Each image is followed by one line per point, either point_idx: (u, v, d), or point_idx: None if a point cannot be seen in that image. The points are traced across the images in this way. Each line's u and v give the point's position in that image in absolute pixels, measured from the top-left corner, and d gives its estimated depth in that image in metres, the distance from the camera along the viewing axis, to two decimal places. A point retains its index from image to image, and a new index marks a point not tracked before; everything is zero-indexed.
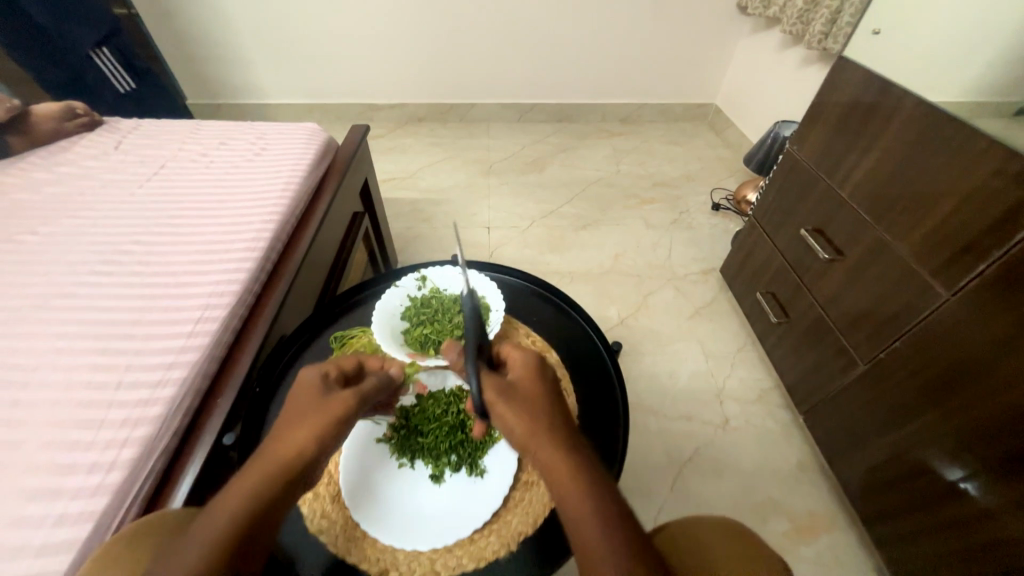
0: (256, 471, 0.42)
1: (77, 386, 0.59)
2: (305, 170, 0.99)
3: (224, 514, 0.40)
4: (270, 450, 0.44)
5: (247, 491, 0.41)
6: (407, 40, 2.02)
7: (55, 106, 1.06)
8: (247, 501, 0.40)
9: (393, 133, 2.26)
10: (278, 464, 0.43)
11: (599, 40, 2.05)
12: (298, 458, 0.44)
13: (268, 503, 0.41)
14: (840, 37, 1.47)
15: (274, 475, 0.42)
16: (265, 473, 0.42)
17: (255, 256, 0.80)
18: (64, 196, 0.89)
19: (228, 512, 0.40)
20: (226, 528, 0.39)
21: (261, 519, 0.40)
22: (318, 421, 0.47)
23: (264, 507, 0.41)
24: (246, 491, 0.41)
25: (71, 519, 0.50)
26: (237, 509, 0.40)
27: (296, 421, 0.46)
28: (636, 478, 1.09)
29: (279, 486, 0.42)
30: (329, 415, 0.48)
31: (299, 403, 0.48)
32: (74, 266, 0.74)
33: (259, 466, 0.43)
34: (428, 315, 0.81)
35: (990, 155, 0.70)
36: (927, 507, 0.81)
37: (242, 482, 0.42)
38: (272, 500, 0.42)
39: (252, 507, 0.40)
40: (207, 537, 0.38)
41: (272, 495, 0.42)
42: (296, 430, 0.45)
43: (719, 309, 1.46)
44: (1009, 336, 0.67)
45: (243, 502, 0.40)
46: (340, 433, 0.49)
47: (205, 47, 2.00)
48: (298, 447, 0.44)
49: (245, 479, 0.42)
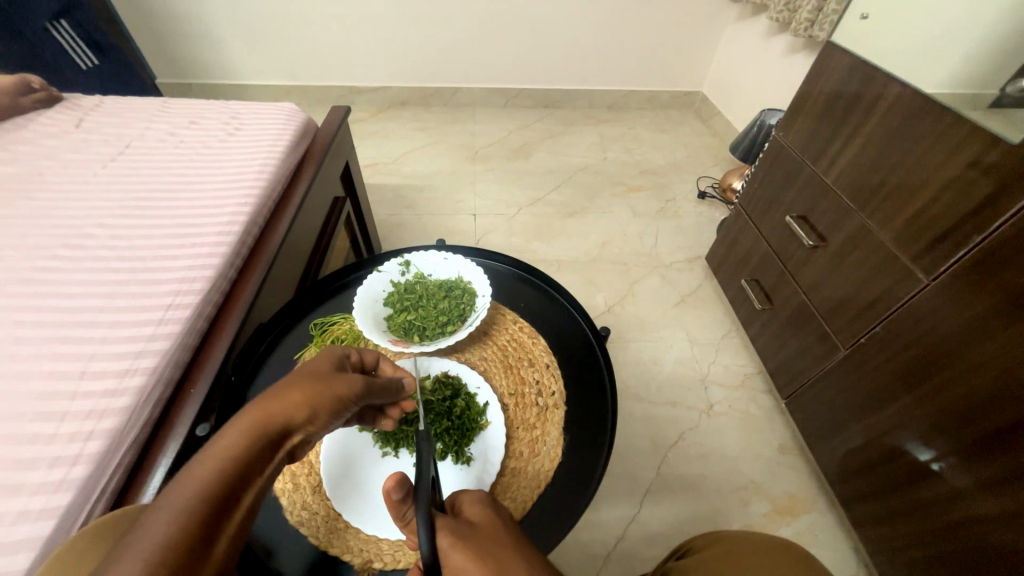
0: (249, 423, 0.41)
1: (37, 376, 0.56)
2: (282, 151, 0.95)
3: (211, 460, 0.37)
4: (265, 406, 0.43)
5: (237, 440, 0.39)
6: (390, 20, 1.95)
7: (8, 79, 0.99)
8: (237, 448, 0.39)
9: (376, 117, 2.20)
10: (270, 419, 0.42)
11: (587, 24, 2.01)
12: (291, 418, 0.43)
13: (255, 456, 0.39)
14: (826, 25, 1.47)
15: (265, 429, 0.41)
16: (258, 423, 0.41)
17: (230, 241, 0.76)
18: (20, 176, 0.83)
19: (216, 456, 0.38)
20: (212, 472, 0.36)
21: (247, 469, 0.38)
22: (317, 388, 0.46)
23: (251, 457, 0.39)
24: (236, 440, 0.39)
25: (33, 516, 0.47)
26: (224, 455, 0.38)
27: (294, 385, 0.46)
28: (623, 464, 1.10)
29: (267, 442, 0.41)
30: (325, 391, 0.47)
31: (303, 373, 0.48)
32: (32, 251, 0.70)
33: (251, 418, 0.41)
34: (413, 301, 0.79)
35: (973, 142, 0.70)
36: (902, 487, 0.83)
37: (233, 431, 0.40)
38: (259, 454, 0.39)
39: (241, 454, 0.38)
40: (191, 479, 0.36)
41: (259, 448, 0.40)
42: (293, 391, 0.45)
43: (704, 296, 1.47)
44: (983, 320, 0.68)
45: (233, 450, 0.38)
46: (327, 410, 0.46)
47: (174, 22, 1.89)
48: (293, 407, 0.44)
49: (236, 429, 0.40)
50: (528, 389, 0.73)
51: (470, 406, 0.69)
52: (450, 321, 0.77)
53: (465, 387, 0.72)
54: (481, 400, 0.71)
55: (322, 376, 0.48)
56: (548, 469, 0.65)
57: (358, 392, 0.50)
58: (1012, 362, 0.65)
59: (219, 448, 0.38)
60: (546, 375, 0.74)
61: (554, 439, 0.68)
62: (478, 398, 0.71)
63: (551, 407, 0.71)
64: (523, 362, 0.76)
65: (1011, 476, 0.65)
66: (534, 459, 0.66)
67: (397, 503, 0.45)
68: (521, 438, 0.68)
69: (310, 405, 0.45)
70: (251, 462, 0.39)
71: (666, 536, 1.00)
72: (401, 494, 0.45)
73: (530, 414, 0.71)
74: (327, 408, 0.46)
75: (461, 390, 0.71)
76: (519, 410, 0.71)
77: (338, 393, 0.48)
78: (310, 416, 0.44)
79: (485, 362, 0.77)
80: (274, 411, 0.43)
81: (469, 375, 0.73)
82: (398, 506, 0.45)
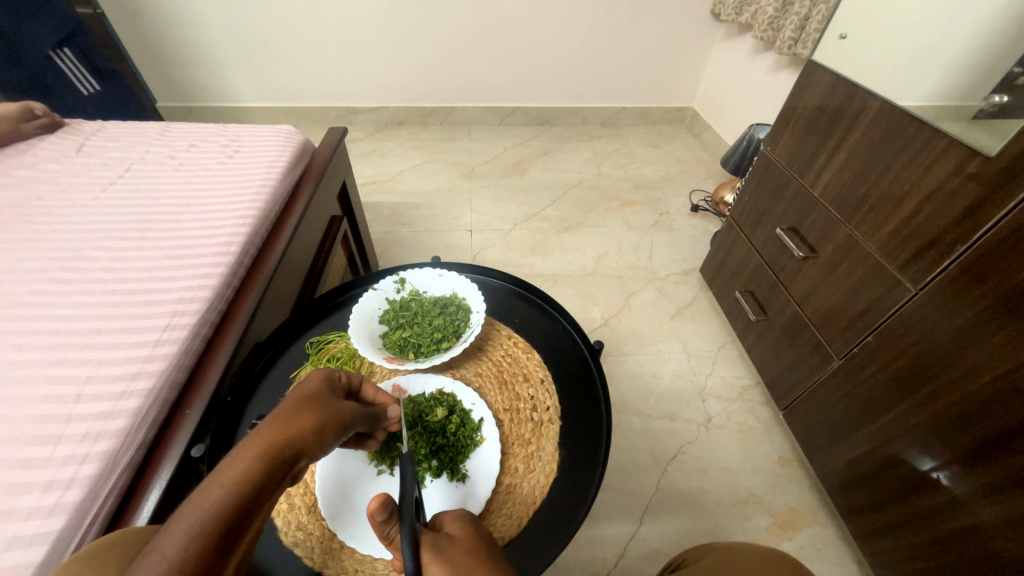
0: (255, 449, 0.41)
1: (32, 401, 0.56)
2: (280, 172, 0.97)
3: (221, 485, 0.38)
4: (269, 431, 0.43)
5: (248, 464, 0.40)
6: (385, 43, 2.01)
7: (11, 105, 1.01)
8: (247, 474, 0.39)
9: (373, 137, 2.24)
10: (279, 443, 0.43)
11: (577, 44, 2.07)
12: (297, 444, 0.44)
13: (264, 480, 0.40)
14: (808, 43, 1.51)
15: (275, 453, 0.42)
16: (266, 448, 0.42)
17: (227, 261, 0.77)
18: (22, 201, 0.84)
19: (227, 482, 0.38)
20: (225, 495, 0.37)
21: (256, 494, 0.39)
22: (320, 414, 0.48)
23: (261, 481, 0.40)
24: (246, 465, 0.40)
25: (25, 542, 0.47)
26: (235, 480, 0.38)
27: (296, 411, 0.46)
28: (620, 479, 1.09)
29: (276, 466, 0.42)
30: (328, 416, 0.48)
31: (301, 397, 0.49)
32: (31, 274, 0.70)
33: (258, 444, 0.42)
34: (408, 318, 0.80)
35: (952, 154, 0.72)
36: (906, 500, 0.82)
37: (240, 455, 0.41)
38: (266, 478, 0.40)
39: (251, 479, 0.39)
40: (206, 502, 0.37)
41: (268, 473, 0.41)
42: (298, 416, 0.46)
43: (700, 308, 1.48)
44: (970, 328, 0.70)
45: (243, 476, 0.39)
46: (327, 438, 0.47)
47: (175, 48, 1.94)
48: (299, 431, 0.45)
49: (243, 455, 0.41)
50: (523, 404, 0.73)
51: (465, 422, 0.69)
52: (445, 338, 0.78)
53: (459, 404, 0.72)
54: (476, 417, 0.70)
55: (320, 402, 0.49)
56: (543, 485, 0.65)
57: (354, 418, 0.51)
58: (1003, 369, 0.65)
59: (233, 468, 0.39)
60: (540, 390, 0.74)
61: (549, 454, 0.68)
62: (472, 414, 0.71)
63: (546, 422, 0.71)
64: (518, 378, 0.76)
65: (1010, 482, 0.65)
66: (529, 474, 0.66)
67: (382, 523, 0.46)
68: (515, 454, 0.68)
69: (314, 431, 0.46)
70: (261, 488, 0.40)
71: (667, 552, 0.98)
72: (385, 515, 0.46)
73: (525, 429, 0.71)
74: (328, 434, 0.47)
75: (455, 406, 0.71)
76: (514, 425, 0.71)
77: (338, 419, 0.49)
78: (314, 440, 0.46)
79: (480, 378, 0.77)
80: (287, 432, 0.44)
81: (464, 392, 0.73)
82: (382, 525, 0.47)
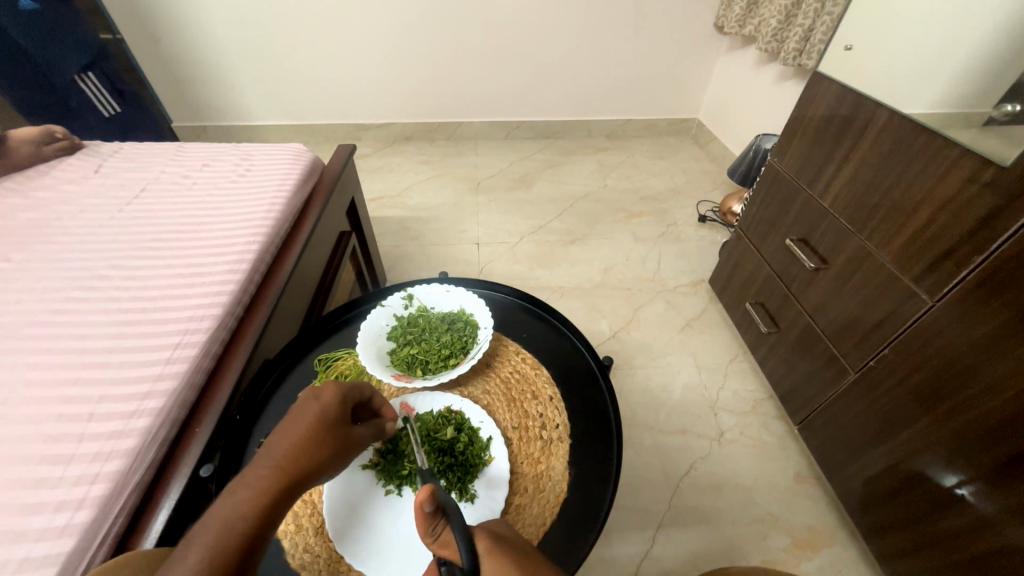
0: (246, 491, 0.44)
1: (46, 421, 0.56)
2: (290, 189, 0.98)
3: (218, 524, 0.42)
4: (259, 473, 0.46)
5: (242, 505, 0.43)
6: (393, 61, 2.05)
7: (33, 129, 1.04)
8: (240, 514, 0.43)
9: (382, 153, 2.27)
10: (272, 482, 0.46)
11: (581, 59, 2.10)
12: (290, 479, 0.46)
13: (257, 519, 0.43)
14: (813, 54, 1.51)
15: (267, 492, 0.45)
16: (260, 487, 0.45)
17: (237, 278, 0.78)
18: (41, 221, 0.86)
19: (223, 521, 0.42)
20: (220, 535, 0.41)
21: (250, 534, 0.42)
22: (316, 448, 0.49)
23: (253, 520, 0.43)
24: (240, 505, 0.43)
25: (35, 564, 0.47)
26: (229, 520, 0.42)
27: (295, 445, 0.49)
28: (631, 498, 1.06)
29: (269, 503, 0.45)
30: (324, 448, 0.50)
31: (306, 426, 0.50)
32: (48, 293, 0.72)
33: (245, 490, 0.44)
34: (416, 334, 0.80)
35: (965, 163, 0.71)
36: (931, 520, 0.79)
37: (234, 497, 0.44)
38: (260, 519, 0.44)
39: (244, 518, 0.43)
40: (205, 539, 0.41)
41: (261, 511, 0.44)
42: (293, 452, 0.48)
43: (710, 320, 1.46)
44: (991, 341, 0.68)
45: (237, 518, 0.43)
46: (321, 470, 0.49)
47: (190, 69, 2.00)
48: (292, 468, 0.47)
49: (233, 500, 0.44)
50: (532, 422, 0.72)
51: (473, 441, 0.68)
52: (452, 354, 0.78)
53: (468, 421, 0.71)
54: (485, 435, 0.70)
55: (321, 432, 0.50)
56: (553, 506, 0.64)
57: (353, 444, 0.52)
58: None
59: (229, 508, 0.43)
60: (549, 408, 0.74)
61: (559, 473, 0.67)
62: (481, 433, 0.70)
63: (555, 441, 0.70)
64: (527, 396, 0.76)
65: None
66: (539, 494, 0.65)
67: (428, 517, 0.45)
68: (525, 473, 0.67)
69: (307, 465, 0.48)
70: (254, 526, 0.43)
71: (681, 572, 0.96)
72: (434, 506, 0.45)
73: (534, 448, 0.70)
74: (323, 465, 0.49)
75: (463, 424, 0.70)
76: (523, 444, 0.70)
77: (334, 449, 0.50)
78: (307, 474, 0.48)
79: (488, 395, 0.76)
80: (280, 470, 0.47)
81: (473, 410, 0.72)
82: (428, 520, 0.45)
